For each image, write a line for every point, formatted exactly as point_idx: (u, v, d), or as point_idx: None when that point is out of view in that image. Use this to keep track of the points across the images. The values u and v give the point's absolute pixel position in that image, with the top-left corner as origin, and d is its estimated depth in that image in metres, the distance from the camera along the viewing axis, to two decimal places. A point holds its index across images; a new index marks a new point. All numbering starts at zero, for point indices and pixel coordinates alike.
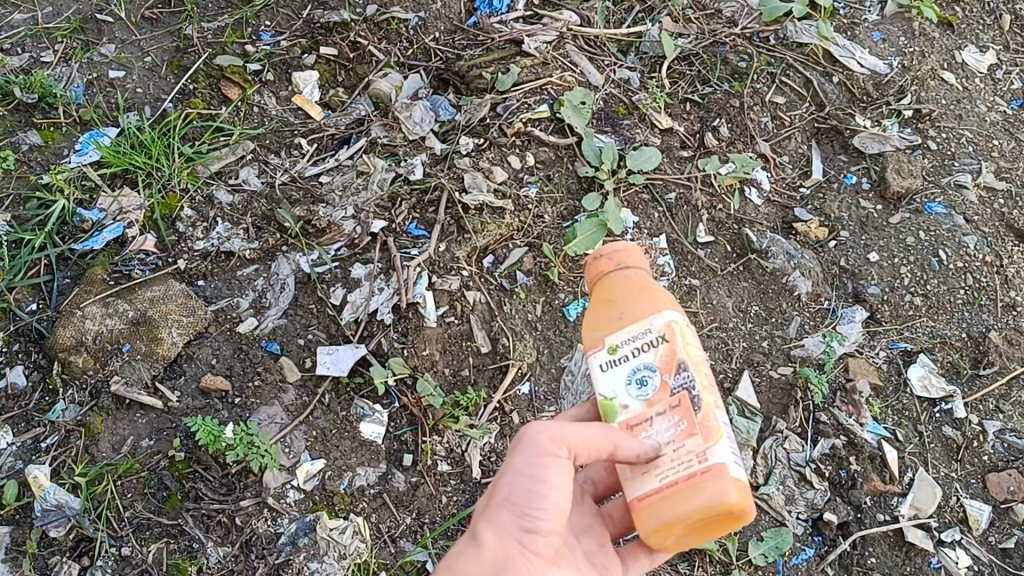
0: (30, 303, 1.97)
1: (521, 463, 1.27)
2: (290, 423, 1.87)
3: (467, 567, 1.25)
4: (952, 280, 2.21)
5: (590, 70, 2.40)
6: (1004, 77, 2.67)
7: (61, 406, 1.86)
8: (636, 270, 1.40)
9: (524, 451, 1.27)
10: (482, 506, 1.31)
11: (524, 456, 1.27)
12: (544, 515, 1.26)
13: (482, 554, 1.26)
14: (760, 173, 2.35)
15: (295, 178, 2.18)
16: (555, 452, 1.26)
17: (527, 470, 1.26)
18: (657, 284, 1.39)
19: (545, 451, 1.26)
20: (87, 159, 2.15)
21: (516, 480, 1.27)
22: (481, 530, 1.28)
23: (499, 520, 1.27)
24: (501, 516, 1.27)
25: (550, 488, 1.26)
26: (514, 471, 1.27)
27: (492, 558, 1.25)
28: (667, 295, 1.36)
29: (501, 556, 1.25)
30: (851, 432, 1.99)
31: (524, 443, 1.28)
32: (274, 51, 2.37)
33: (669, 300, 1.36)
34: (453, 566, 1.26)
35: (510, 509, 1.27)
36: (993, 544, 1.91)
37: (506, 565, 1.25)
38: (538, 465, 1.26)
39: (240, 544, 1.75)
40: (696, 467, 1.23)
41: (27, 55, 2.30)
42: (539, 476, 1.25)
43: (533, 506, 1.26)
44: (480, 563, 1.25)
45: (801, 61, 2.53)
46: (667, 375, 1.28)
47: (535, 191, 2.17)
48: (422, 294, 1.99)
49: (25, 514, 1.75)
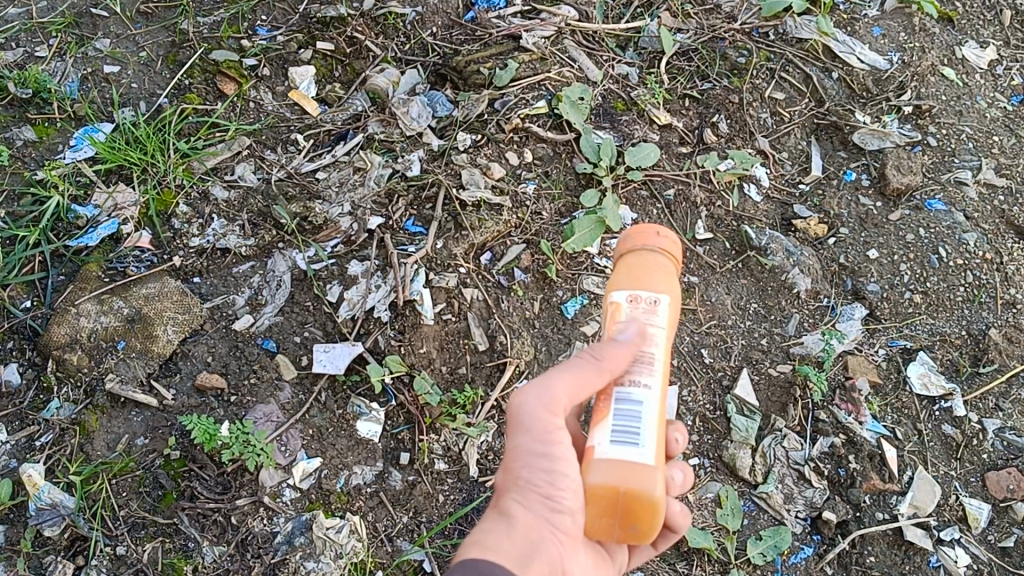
0: (23, 301, 1.95)
1: (527, 443, 1.30)
2: (286, 422, 1.85)
3: (497, 541, 1.25)
4: (952, 277, 2.20)
5: (589, 66, 2.37)
6: (1005, 73, 2.65)
7: (55, 404, 1.84)
8: (628, 247, 1.41)
9: (525, 430, 1.30)
10: (504, 487, 1.33)
11: (527, 435, 1.30)
12: (567, 492, 1.27)
13: (514, 530, 1.27)
14: (759, 169, 2.34)
15: (291, 175, 2.16)
16: (553, 420, 1.29)
17: (537, 450, 1.29)
18: (638, 261, 1.38)
19: (548, 426, 1.29)
20: (82, 155, 2.13)
21: (527, 457, 1.30)
22: (508, 508, 1.29)
23: (525, 496, 1.29)
24: (529, 495, 1.29)
25: (561, 459, 1.28)
26: (521, 450, 1.31)
27: (524, 537, 1.26)
28: (632, 271, 1.37)
29: (529, 534, 1.27)
30: (850, 430, 1.98)
31: (524, 423, 1.30)
32: (270, 45, 2.35)
33: (628, 279, 1.37)
34: (483, 540, 1.25)
35: (533, 487, 1.29)
36: (992, 542, 1.91)
37: (536, 544, 1.26)
38: (542, 440, 1.29)
39: (235, 543, 1.74)
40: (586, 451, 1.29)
41: (20, 50, 2.27)
42: (546, 448, 1.29)
43: (555, 486, 1.27)
44: (510, 541, 1.25)
45: (801, 56, 2.52)
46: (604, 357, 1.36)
47: (533, 187, 2.16)
48: (419, 292, 1.97)
49: (18, 514, 1.74)
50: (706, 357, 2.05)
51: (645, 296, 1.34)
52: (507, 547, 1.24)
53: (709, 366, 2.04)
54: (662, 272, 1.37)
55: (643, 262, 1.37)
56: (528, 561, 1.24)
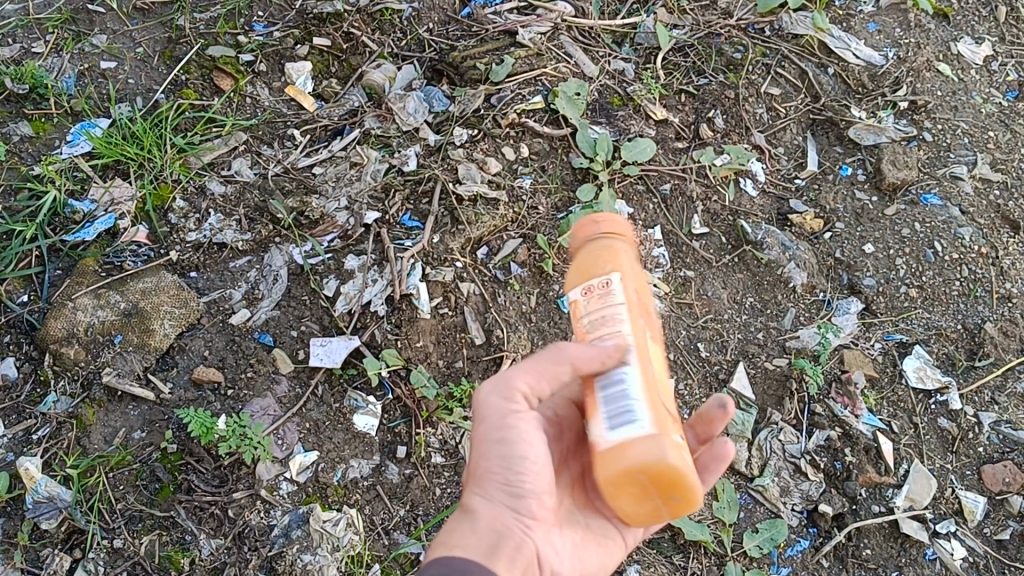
0: (20, 295, 1.96)
1: (487, 433, 1.26)
2: (283, 415, 1.86)
3: (466, 539, 1.22)
4: (947, 272, 2.20)
5: (585, 62, 2.39)
6: (1000, 69, 2.64)
7: (52, 397, 1.85)
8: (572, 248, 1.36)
9: (484, 421, 1.27)
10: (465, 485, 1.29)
11: (486, 425, 1.27)
12: (529, 476, 1.26)
13: (478, 524, 1.23)
14: (755, 164, 2.33)
15: (287, 170, 2.17)
16: (513, 409, 1.26)
17: (497, 439, 1.26)
18: (580, 253, 1.31)
19: (508, 415, 1.26)
20: (78, 150, 2.13)
21: (489, 448, 1.26)
22: (471, 503, 1.26)
23: (486, 489, 1.26)
24: (492, 486, 1.25)
25: (524, 444, 1.26)
26: (482, 442, 1.27)
27: (490, 530, 1.23)
28: (577, 264, 1.30)
29: (496, 526, 1.24)
30: (846, 424, 1.98)
31: (482, 413, 1.28)
32: (267, 42, 2.35)
33: (576, 276, 1.30)
34: (450, 540, 1.22)
35: (494, 478, 1.26)
36: (988, 535, 1.91)
37: (504, 534, 1.24)
38: (502, 431, 1.26)
39: (232, 536, 1.74)
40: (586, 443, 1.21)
41: (17, 46, 2.28)
42: (508, 436, 1.25)
43: (516, 471, 1.25)
44: (477, 535, 1.22)
45: (796, 53, 2.53)
46: None
47: (528, 182, 2.16)
48: (415, 286, 1.98)
49: (15, 507, 1.74)
50: (702, 351, 2.05)
51: (596, 284, 1.25)
52: (474, 541, 1.21)
53: (705, 360, 2.05)
54: (605, 255, 1.27)
55: (584, 255, 1.30)
56: (499, 550, 1.22)
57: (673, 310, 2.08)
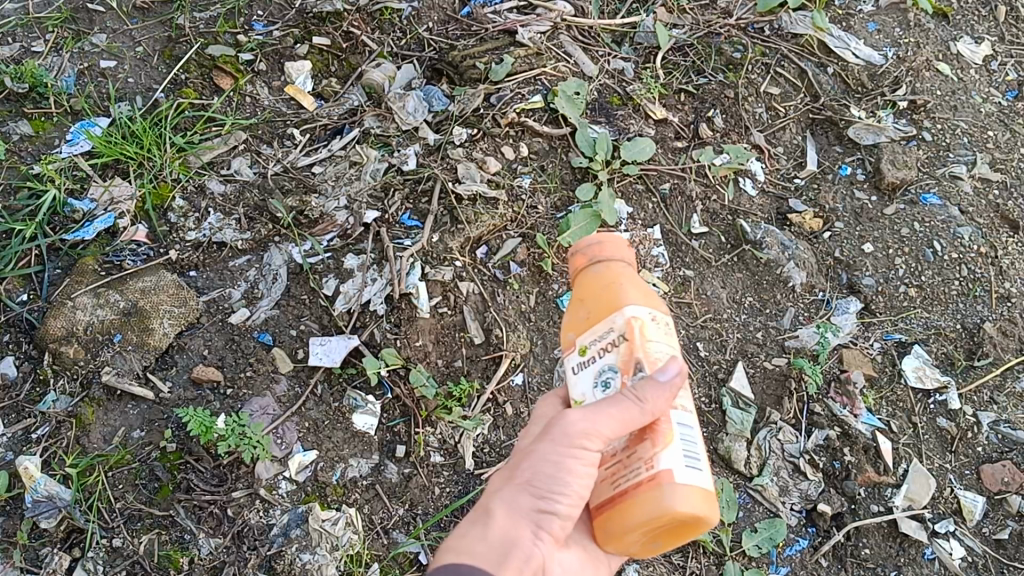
0: (20, 294, 1.96)
1: (549, 451, 1.21)
2: (282, 414, 1.86)
3: (473, 543, 1.19)
4: (946, 271, 2.21)
5: (585, 61, 2.39)
6: (1000, 68, 2.64)
7: (51, 397, 1.85)
8: (607, 263, 1.34)
9: (551, 439, 1.21)
10: (499, 483, 1.28)
11: (550, 444, 1.21)
12: (565, 499, 1.22)
13: (490, 530, 1.21)
14: (754, 164, 2.34)
15: (287, 169, 2.17)
16: (588, 442, 1.19)
17: (553, 458, 1.21)
18: (628, 275, 1.33)
19: (577, 443, 1.20)
20: (77, 149, 2.13)
21: (540, 461, 1.23)
22: (493, 505, 1.24)
23: (513, 498, 1.24)
24: (520, 494, 1.24)
25: (574, 476, 1.21)
26: (539, 455, 1.23)
27: (501, 538, 1.20)
28: (636, 289, 1.30)
29: (509, 535, 1.21)
30: (845, 423, 1.99)
31: (554, 431, 1.21)
32: (267, 41, 2.35)
33: (639, 296, 1.28)
34: (460, 540, 1.20)
35: (529, 489, 1.23)
36: (987, 535, 1.91)
37: (515, 544, 1.20)
38: (565, 454, 1.20)
39: (231, 535, 1.74)
40: (643, 473, 1.19)
41: (17, 45, 2.28)
42: (564, 464, 1.21)
43: (555, 490, 1.22)
44: (487, 544, 1.19)
45: (795, 52, 2.53)
46: (626, 376, 1.21)
47: (528, 181, 2.16)
48: (414, 285, 1.98)
49: (14, 506, 1.74)
50: (702, 350, 2.05)
51: (664, 316, 1.27)
52: (483, 549, 1.19)
53: (705, 360, 2.04)
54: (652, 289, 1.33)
55: (635, 279, 1.32)
56: (506, 559, 1.18)
57: (672, 310, 2.09)
